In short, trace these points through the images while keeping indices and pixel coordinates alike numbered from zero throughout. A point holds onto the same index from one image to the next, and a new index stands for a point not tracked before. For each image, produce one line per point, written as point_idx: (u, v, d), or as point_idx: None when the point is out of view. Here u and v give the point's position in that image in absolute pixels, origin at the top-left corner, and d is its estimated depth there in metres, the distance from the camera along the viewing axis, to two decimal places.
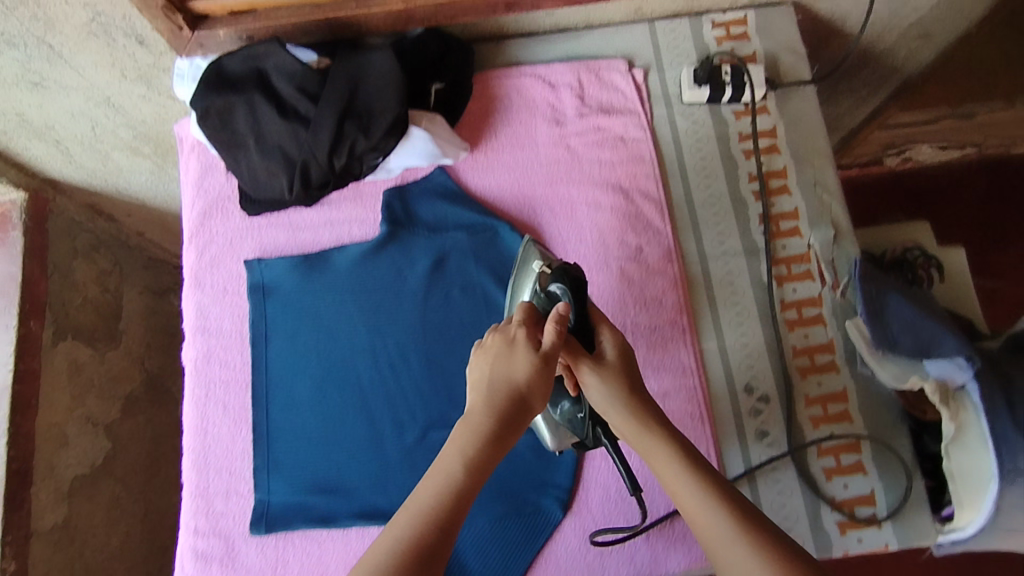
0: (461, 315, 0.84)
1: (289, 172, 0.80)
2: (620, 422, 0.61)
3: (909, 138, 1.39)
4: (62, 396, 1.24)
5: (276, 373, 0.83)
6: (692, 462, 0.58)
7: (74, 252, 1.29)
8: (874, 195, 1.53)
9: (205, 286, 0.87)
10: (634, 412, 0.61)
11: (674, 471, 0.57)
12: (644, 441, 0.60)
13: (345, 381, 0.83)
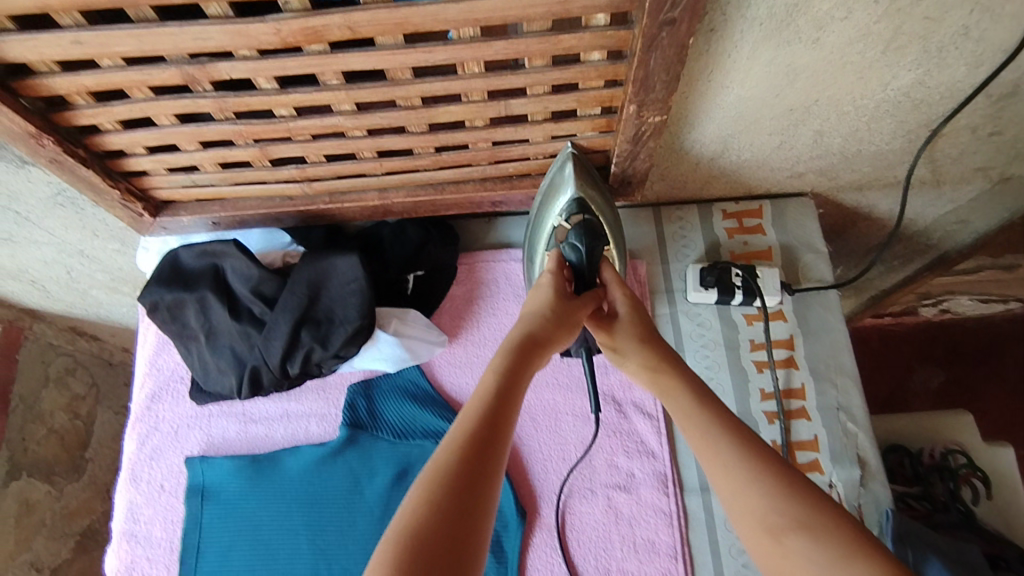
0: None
1: (240, 374, 0.73)
2: (637, 363, 0.55)
3: (946, 289, 1.24)
4: (6, 540, 1.15)
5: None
6: (706, 402, 0.51)
7: (44, 381, 1.24)
8: (908, 350, 1.40)
9: (141, 482, 0.78)
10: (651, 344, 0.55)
11: (682, 401, 0.51)
12: (661, 377, 0.54)
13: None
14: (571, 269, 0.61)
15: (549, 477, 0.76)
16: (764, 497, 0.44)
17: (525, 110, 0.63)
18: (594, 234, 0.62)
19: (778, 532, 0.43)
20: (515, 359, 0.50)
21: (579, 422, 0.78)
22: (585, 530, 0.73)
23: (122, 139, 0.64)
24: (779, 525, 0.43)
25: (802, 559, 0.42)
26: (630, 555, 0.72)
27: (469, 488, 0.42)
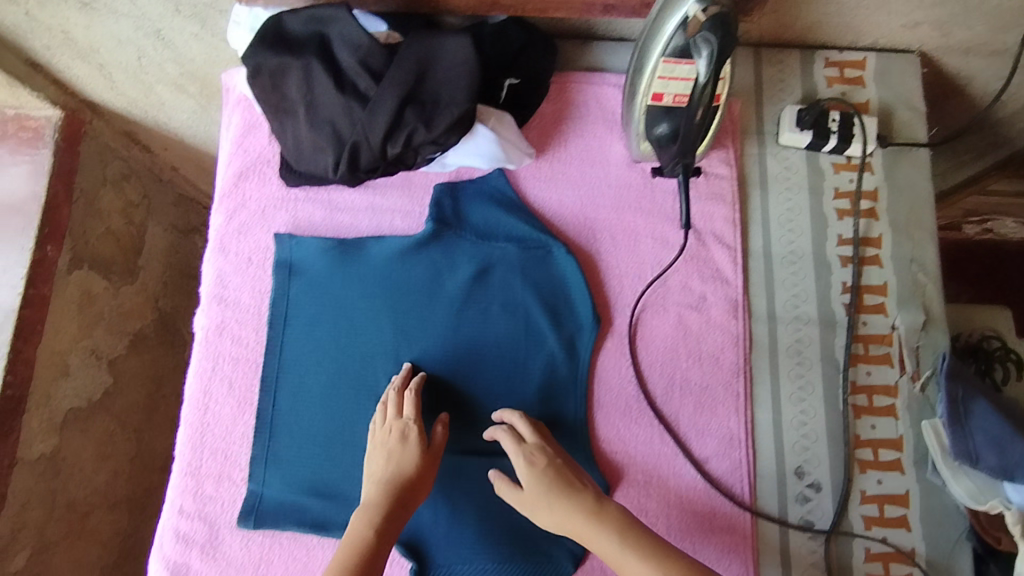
0: (495, 333, 0.77)
1: (337, 151, 0.72)
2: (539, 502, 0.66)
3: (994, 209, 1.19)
4: (71, 325, 1.19)
5: (292, 360, 0.77)
6: (626, 530, 0.62)
7: (103, 180, 1.24)
8: None
9: (230, 253, 0.80)
10: (561, 509, 0.65)
11: (602, 539, 0.62)
12: (572, 517, 0.64)
13: (362, 380, 0.76)
14: (709, 60, 0.63)
15: (625, 292, 0.78)
16: None
17: None
18: (728, 26, 0.62)
19: None
20: (384, 518, 0.66)
21: (658, 245, 0.80)
22: (655, 342, 0.77)
23: None
24: None
25: None
26: (695, 367, 0.76)
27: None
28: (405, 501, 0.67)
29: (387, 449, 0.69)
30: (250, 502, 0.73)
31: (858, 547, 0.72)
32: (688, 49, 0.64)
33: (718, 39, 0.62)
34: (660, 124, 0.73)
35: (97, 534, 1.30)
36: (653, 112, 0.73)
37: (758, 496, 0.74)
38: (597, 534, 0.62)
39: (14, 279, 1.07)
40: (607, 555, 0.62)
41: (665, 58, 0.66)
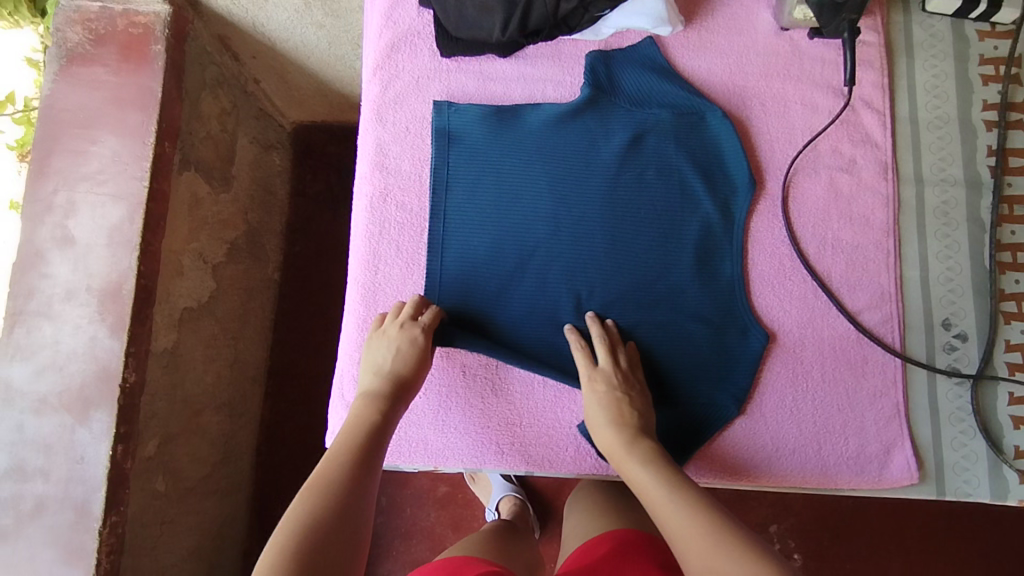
0: (652, 197, 0.79)
1: (508, 10, 0.73)
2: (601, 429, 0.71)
3: None
4: (183, 226, 1.21)
5: (456, 221, 0.79)
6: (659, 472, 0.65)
7: (203, 84, 1.25)
8: None
9: (388, 123, 0.82)
10: (613, 434, 0.70)
11: (636, 471, 0.66)
12: (616, 452, 0.69)
13: (525, 241, 0.78)
14: None
15: (776, 156, 0.80)
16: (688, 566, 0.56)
17: None
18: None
19: None
20: (383, 407, 0.69)
21: (808, 111, 0.81)
22: (807, 203, 0.79)
23: None
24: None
25: None
26: (846, 227, 0.79)
27: (361, 467, 0.64)
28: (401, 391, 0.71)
29: (394, 342, 0.72)
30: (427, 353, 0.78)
31: (1002, 391, 0.76)
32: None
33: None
34: None
35: (208, 432, 1.36)
36: None
37: (907, 345, 0.78)
38: (630, 460, 0.67)
39: (140, 171, 1.08)
40: (633, 480, 0.67)
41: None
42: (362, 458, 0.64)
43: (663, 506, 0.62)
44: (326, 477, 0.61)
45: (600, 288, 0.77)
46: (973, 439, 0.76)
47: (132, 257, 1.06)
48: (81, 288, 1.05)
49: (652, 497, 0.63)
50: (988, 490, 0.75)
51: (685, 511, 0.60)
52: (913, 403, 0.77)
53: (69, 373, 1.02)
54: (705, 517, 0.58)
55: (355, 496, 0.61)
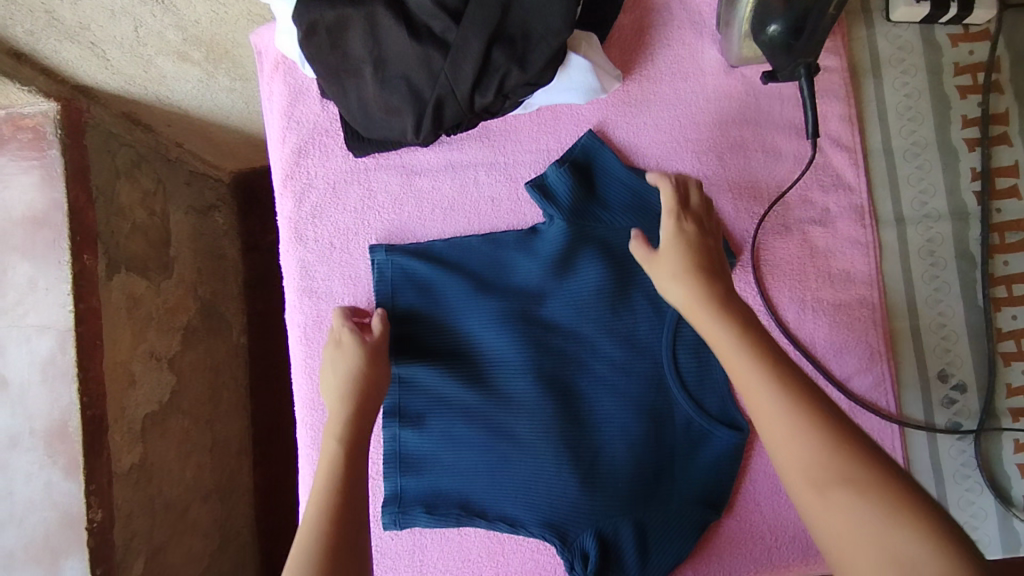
0: (677, 545, 0.70)
1: (417, 113, 0.64)
2: (678, 278, 0.59)
3: None
4: (125, 331, 1.13)
5: (430, 409, 0.73)
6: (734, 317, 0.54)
7: (116, 172, 1.14)
8: None
9: (309, 241, 0.73)
10: (685, 277, 0.58)
11: (707, 320, 0.55)
12: (687, 292, 0.58)
13: (509, 366, 0.72)
14: None
15: (741, 215, 0.72)
16: (771, 397, 0.47)
17: None
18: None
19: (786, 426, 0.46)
20: (348, 450, 0.60)
21: (770, 160, 0.73)
22: (778, 264, 0.72)
23: None
24: (788, 421, 0.46)
25: (802, 445, 0.45)
26: (826, 286, 0.71)
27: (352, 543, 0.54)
28: (364, 411, 0.63)
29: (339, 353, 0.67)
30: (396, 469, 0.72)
31: (1007, 440, 0.71)
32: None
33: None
34: (773, 27, 0.63)
35: (198, 525, 1.31)
36: (765, 12, 0.64)
37: (903, 404, 0.71)
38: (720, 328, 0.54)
39: (62, 295, 0.99)
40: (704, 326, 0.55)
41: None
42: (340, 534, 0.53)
43: (757, 390, 0.48)
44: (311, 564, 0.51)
45: (555, 292, 0.72)
46: (982, 495, 0.70)
47: (72, 390, 0.98)
48: (25, 433, 0.98)
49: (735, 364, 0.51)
50: (999, 549, 0.70)
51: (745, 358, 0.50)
52: (914, 465, 0.71)
53: (31, 524, 0.97)
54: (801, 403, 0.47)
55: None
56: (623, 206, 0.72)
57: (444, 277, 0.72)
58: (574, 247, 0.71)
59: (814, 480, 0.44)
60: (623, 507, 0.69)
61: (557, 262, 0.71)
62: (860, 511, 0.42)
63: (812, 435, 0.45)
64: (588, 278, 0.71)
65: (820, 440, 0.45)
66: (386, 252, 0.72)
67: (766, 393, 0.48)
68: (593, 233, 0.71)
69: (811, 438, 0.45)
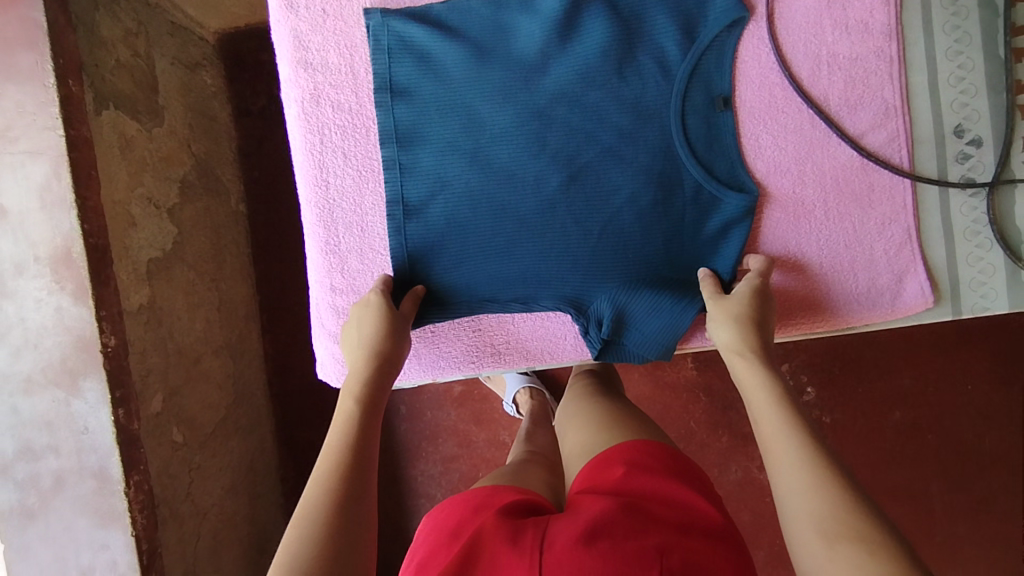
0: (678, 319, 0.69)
1: None
2: (730, 340, 0.63)
3: None
4: (120, 170, 1.11)
5: (433, 194, 0.70)
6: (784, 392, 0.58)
7: (94, 3, 1.08)
8: None
9: (300, 9, 0.70)
10: (739, 328, 0.63)
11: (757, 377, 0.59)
12: (739, 365, 0.61)
13: (513, 142, 0.69)
14: None
15: None
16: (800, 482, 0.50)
17: None
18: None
19: (816, 539, 0.47)
20: (366, 410, 0.61)
21: None
22: (793, 15, 0.68)
23: None
24: (818, 522, 0.47)
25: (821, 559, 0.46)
26: (842, 37, 0.68)
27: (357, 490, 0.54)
28: (384, 378, 0.65)
29: (363, 314, 0.67)
30: (401, 254, 0.70)
31: (1020, 194, 0.69)
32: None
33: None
34: None
35: (212, 378, 1.33)
36: None
37: (916, 162, 0.70)
38: (758, 385, 0.59)
39: (50, 118, 0.96)
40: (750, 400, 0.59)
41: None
42: (351, 488, 0.53)
43: (782, 443, 0.53)
44: (321, 504, 0.51)
45: (560, 57, 0.68)
46: (990, 251, 0.70)
47: (72, 216, 0.97)
48: (29, 260, 0.96)
49: (767, 428, 0.55)
50: (1004, 301, 0.70)
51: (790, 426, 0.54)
52: (925, 223, 0.70)
53: (47, 348, 0.97)
54: (822, 462, 0.51)
55: (355, 544, 0.50)
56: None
57: (444, 46, 0.68)
58: (579, 5, 0.68)
59: (825, 531, 0.46)
60: (633, 271, 0.70)
61: (561, 21, 0.68)
62: None
63: (840, 493, 0.48)
64: (595, 39, 0.68)
65: (848, 498, 0.48)
66: (382, 17, 0.68)
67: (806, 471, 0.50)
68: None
69: (828, 497, 0.48)
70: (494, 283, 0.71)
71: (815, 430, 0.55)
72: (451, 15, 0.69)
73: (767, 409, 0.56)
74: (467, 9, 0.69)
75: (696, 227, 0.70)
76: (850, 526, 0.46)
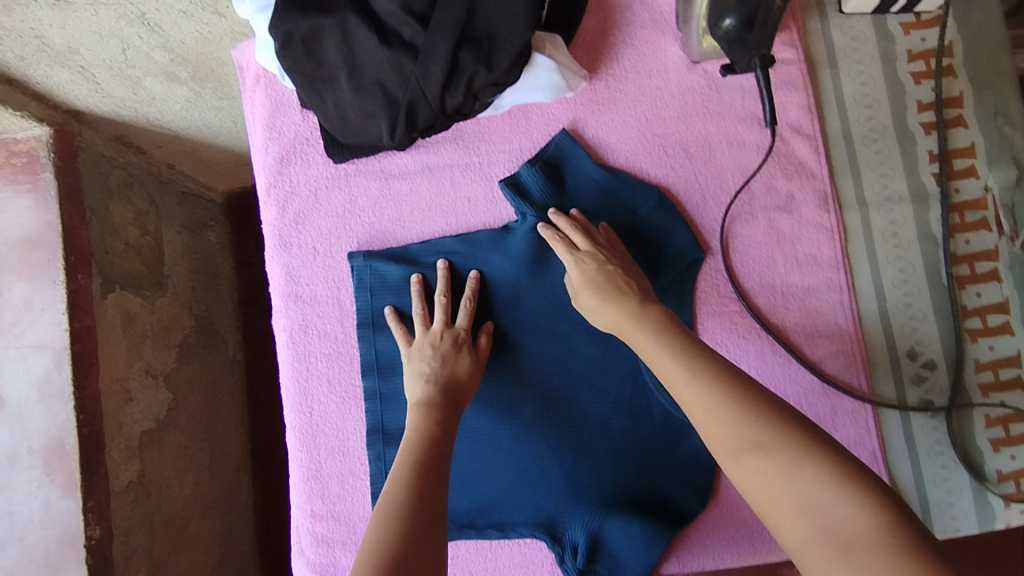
0: (649, 549, 0.71)
1: (391, 114, 0.66)
2: (614, 317, 0.65)
3: None
4: (120, 347, 1.15)
5: None
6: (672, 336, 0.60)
7: (109, 193, 1.16)
8: None
9: (293, 247, 0.76)
10: (612, 309, 0.65)
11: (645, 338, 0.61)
12: (626, 329, 0.64)
13: (487, 374, 0.74)
14: None
15: (709, 206, 0.75)
16: (720, 404, 0.51)
17: None
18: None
19: (738, 455, 0.49)
20: (440, 431, 0.63)
21: (735, 149, 0.75)
22: (747, 250, 0.75)
23: None
24: (738, 449, 0.49)
25: (761, 471, 0.47)
26: (793, 269, 0.75)
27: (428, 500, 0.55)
28: (453, 406, 0.66)
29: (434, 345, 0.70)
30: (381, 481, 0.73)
31: (978, 415, 0.73)
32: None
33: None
34: (727, 19, 0.65)
35: (198, 542, 1.31)
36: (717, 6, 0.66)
37: (875, 385, 0.74)
38: (651, 342, 0.60)
39: (57, 315, 1.01)
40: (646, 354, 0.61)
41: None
42: (417, 495, 0.54)
43: (687, 387, 0.55)
44: (393, 513, 0.52)
45: (530, 292, 0.74)
46: (955, 471, 0.73)
47: (69, 408, 1.01)
48: (23, 452, 1.01)
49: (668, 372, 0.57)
50: (975, 521, 0.72)
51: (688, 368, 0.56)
52: (889, 441, 0.74)
53: (31, 542, 1.01)
54: (720, 388, 0.52)
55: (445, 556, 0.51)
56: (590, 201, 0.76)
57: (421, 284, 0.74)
58: (546, 245, 0.74)
59: (733, 449, 0.49)
60: (608, 496, 0.72)
61: (531, 261, 0.73)
62: (836, 522, 0.42)
63: (739, 404, 0.51)
64: (562, 276, 0.74)
65: (751, 404, 0.50)
66: (364, 257, 0.74)
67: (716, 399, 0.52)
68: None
69: (733, 413, 0.50)
70: (470, 506, 0.74)
71: (719, 363, 0.56)
72: (428, 251, 0.75)
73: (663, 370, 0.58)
74: (443, 247, 0.75)
75: (671, 452, 0.73)
76: (751, 439, 0.48)
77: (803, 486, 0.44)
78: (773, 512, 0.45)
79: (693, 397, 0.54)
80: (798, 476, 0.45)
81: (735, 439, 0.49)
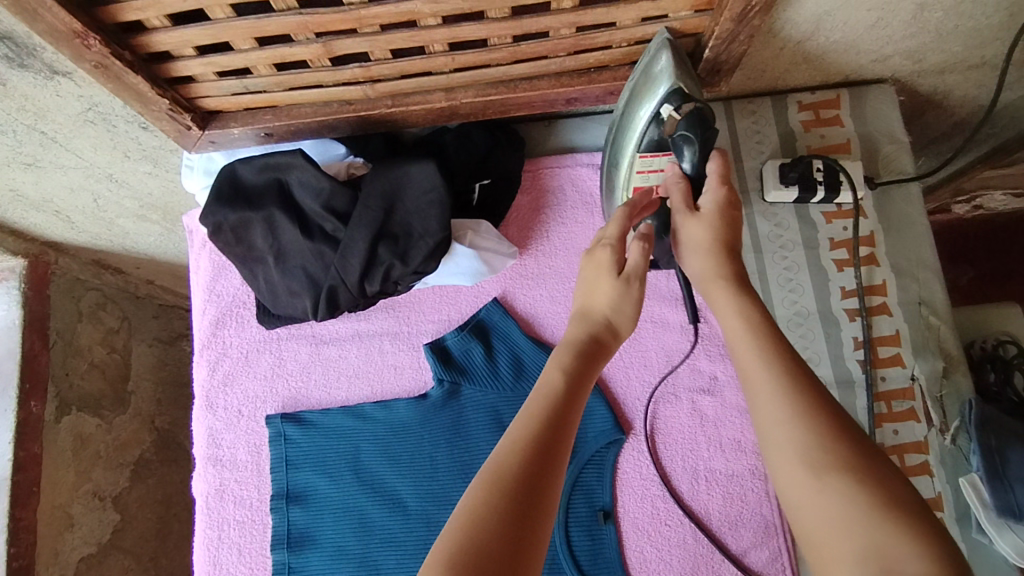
0: None
1: (314, 296, 0.69)
2: (700, 260, 0.52)
3: (975, 185, 0.96)
4: (67, 472, 1.06)
5: None
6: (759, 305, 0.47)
7: (78, 315, 1.09)
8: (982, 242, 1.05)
9: (218, 409, 0.77)
10: (709, 253, 0.51)
11: (722, 290, 0.49)
12: (715, 284, 0.50)
13: (399, 551, 0.72)
14: (698, 147, 0.56)
15: (633, 385, 0.75)
16: (792, 414, 0.40)
17: (617, 16, 0.57)
18: (705, 119, 0.56)
19: (817, 470, 0.38)
20: (576, 391, 0.45)
21: (659, 329, 0.76)
22: (670, 432, 0.74)
23: (198, 65, 0.57)
24: (818, 462, 0.38)
25: (836, 497, 0.37)
26: (717, 455, 0.73)
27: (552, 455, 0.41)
28: (601, 349, 0.49)
29: None
30: None
31: None
32: (666, 143, 0.59)
33: (699, 135, 0.57)
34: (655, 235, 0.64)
35: None
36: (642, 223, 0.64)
37: None
38: (732, 311, 0.48)
39: (2, 444, 0.97)
40: (724, 322, 0.48)
41: (641, 154, 0.61)
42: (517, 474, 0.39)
43: (758, 370, 0.43)
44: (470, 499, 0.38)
45: (448, 466, 0.74)
46: None
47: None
48: None
49: (743, 356, 0.45)
50: None
51: (773, 351, 0.44)
52: None
53: None
54: (802, 393, 0.41)
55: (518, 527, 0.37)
56: (505, 368, 0.75)
57: (340, 451, 0.75)
58: (467, 418, 0.75)
59: (810, 460, 0.39)
60: None
61: (451, 436, 0.74)
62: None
63: (825, 418, 0.40)
64: (481, 452, 0.73)
65: (834, 424, 0.40)
66: (281, 421, 0.75)
67: (794, 401, 0.41)
68: (475, 405, 0.75)
69: (804, 426, 0.40)
70: None
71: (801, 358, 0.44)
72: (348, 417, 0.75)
73: (738, 342, 0.46)
74: (363, 412, 0.75)
75: None
76: (838, 457, 0.38)
77: (894, 541, 0.34)
78: (819, 549, 0.37)
79: (766, 399, 0.42)
80: (879, 528, 0.35)
81: (821, 452, 0.39)
